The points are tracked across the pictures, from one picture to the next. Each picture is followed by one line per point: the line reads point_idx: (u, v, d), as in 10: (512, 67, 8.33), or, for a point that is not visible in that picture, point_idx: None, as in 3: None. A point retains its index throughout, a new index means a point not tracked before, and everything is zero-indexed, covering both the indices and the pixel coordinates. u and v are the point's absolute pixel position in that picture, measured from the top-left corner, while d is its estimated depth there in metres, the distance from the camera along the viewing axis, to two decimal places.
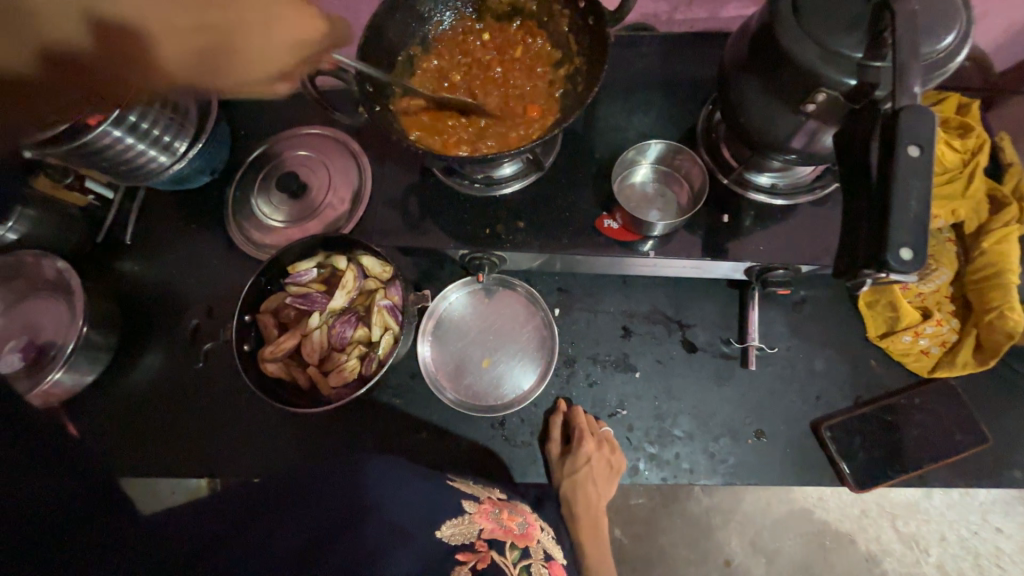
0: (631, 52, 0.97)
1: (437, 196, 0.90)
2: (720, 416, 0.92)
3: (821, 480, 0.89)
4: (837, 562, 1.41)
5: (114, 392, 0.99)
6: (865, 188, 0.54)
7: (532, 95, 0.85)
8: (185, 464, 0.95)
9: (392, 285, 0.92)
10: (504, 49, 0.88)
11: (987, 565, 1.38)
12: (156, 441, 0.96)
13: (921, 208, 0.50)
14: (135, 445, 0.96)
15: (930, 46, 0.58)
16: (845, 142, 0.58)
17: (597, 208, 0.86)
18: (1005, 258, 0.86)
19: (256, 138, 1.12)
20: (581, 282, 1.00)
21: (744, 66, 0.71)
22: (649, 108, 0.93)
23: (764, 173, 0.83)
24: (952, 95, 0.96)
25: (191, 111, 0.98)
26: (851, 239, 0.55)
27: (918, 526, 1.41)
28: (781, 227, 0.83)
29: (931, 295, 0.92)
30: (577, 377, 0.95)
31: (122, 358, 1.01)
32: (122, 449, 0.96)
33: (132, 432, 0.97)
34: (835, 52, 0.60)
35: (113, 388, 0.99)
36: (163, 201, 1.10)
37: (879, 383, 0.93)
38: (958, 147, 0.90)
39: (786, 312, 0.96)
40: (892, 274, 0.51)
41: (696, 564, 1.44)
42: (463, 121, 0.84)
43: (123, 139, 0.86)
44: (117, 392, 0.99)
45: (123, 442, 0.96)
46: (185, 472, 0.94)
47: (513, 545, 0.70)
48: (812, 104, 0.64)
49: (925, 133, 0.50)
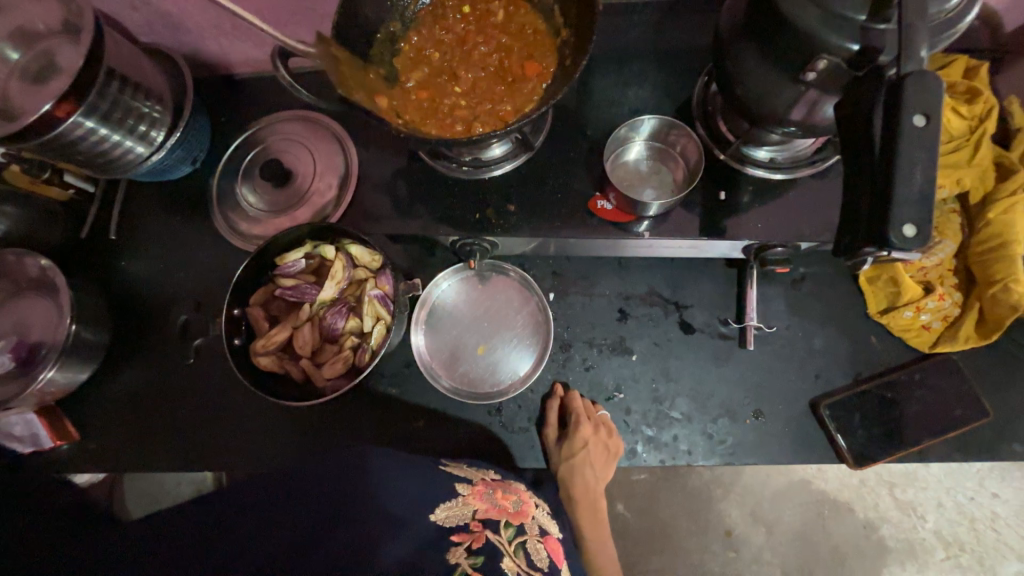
0: (622, 22, 0.92)
1: (424, 181, 0.87)
2: (718, 397, 0.91)
3: (820, 456, 0.89)
4: (835, 531, 1.43)
5: (109, 391, 0.98)
6: (868, 163, 0.51)
7: (521, 70, 0.80)
8: (184, 460, 0.95)
9: (382, 273, 0.90)
10: (487, 20, 0.83)
11: (983, 529, 1.40)
12: (155, 436, 0.96)
13: (927, 181, 0.47)
14: (133, 442, 0.96)
15: (937, 7, 0.54)
16: (848, 112, 0.55)
17: (590, 189, 0.83)
18: (1013, 229, 0.84)
19: (236, 125, 1.08)
20: (575, 266, 0.98)
21: (741, 33, 0.66)
22: (643, 82, 0.89)
23: (762, 147, 0.80)
24: (959, 58, 0.91)
25: (166, 98, 0.94)
26: (853, 215, 0.53)
27: (915, 493, 1.43)
28: (780, 203, 0.80)
29: (933, 269, 0.90)
30: (574, 362, 0.94)
31: (116, 355, 1.00)
32: (121, 445, 0.96)
33: (130, 429, 0.97)
34: (836, 14, 0.56)
35: (108, 386, 0.99)
36: (145, 194, 1.07)
37: (879, 360, 0.91)
38: (965, 114, 0.86)
39: (785, 290, 0.94)
40: (894, 252, 0.49)
41: (697, 535, 1.46)
42: (447, 101, 0.80)
43: (96, 129, 0.83)
44: (112, 390, 0.98)
45: (121, 438, 0.96)
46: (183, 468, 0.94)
47: (507, 523, 0.71)
48: (813, 72, 0.60)
49: (933, 101, 0.47)
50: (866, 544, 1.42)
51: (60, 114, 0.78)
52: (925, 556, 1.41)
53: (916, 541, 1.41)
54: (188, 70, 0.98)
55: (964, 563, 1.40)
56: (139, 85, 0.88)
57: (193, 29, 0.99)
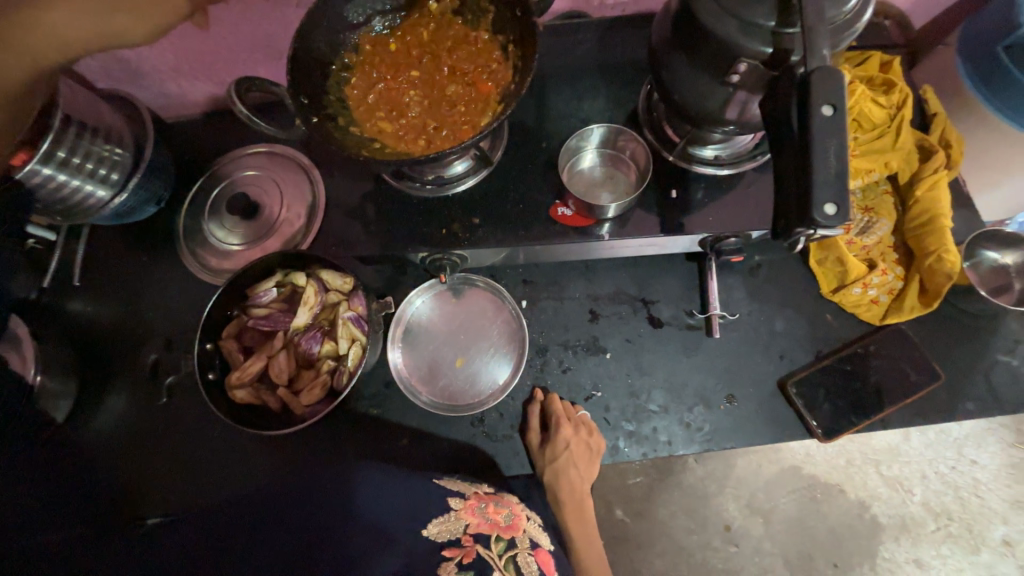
0: (568, 41, 0.98)
1: (390, 202, 0.89)
2: (692, 386, 0.95)
3: (792, 435, 0.93)
4: (829, 513, 1.46)
5: (80, 441, 0.95)
6: (789, 150, 0.56)
7: (474, 89, 0.85)
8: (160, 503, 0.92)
9: (354, 295, 0.91)
10: (431, 47, 0.88)
11: (967, 496, 1.46)
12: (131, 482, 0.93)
13: (839, 164, 0.52)
14: (111, 489, 0.93)
15: (837, 9, 0.60)
16: (770, 107, 0.60)
17: (550, 197, 0.87)
18: (937, 203, 0.92)
19: (200, 163, 1.09)
20: (544, 273, 1.01)
21: (672, 45, 0.72)
22: (593, 95, 0.95)
23: (707, 146, 0.86)
24: (874, 54, 1.00)
25: (126, 139, 0.95)
26: (784, 200, 0.57)
27: (900, 468, 1.48)
28: (726, 197, 0.86)
29: (874, 246, 0.97)
30: (551, 365, 0.96)
31: (89, 403, 0.97)
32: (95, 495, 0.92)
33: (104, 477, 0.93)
34: (750, 22, 0.62)
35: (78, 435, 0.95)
36: (109, 237, 1.06)
37: (837, 336, 0.96)
38: (884, 103, 0.94)
39: (744, 278, 0.99)
40: (820, 230, 0.54)
41: (697, 532, 1.47)
42: (406, 125, 0.84)
43: (54, 176, 0.82)
44: (85, 440, 0.95)
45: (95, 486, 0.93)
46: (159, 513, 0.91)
47: (498, 537, 0.71)
48: (736, 74, 0.65)
49: (837, 93, 0.52)
50: (859, 522, 1.46)
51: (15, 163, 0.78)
52: (917, 529, 1.45)
53: (906, 515, 1.46)
54: (147, 111, 0.99)
55: (954, 532, 1.44)
56: (97, 129, 0.88)
57: (150, 73, 1.01)
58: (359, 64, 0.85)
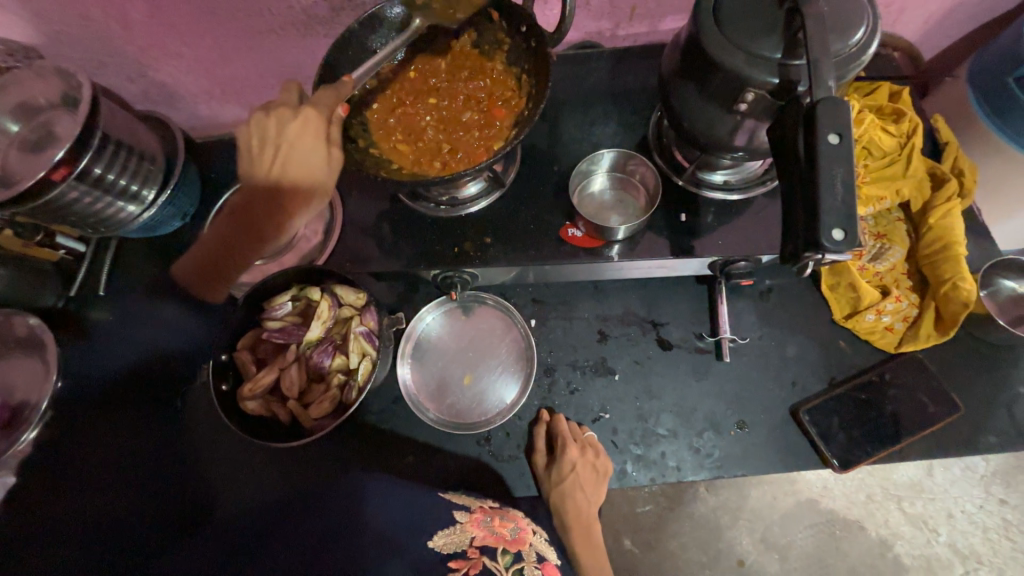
0: (581, 68, 1.01)
1: (406, 221, 0.92)
2: (701, 410, 0.93)
3: (806, 464, 0.90)
4: (849, 551, 1.40)
5: (103, 437, 0.96)
6: (797, 177, 0.57)
7: (490, 116, 0.88)
8: (177, 516, 0.89)
9: (367, 310, 0.93)
10: (450, 76, 0.92)
11: (996, 538, 1.39)
12: (151, 488, 0.92)
13: (847, 190, 0.53)
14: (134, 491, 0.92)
15: (842, 43, 0.63)
16: (777, 135, 0.61)
17: (561, 219, 0.89)
18: (950, 231, 0.91)
19: (225, 181, 1.14)
20: (554, 292, 1.02)
21: (681, 75, 0.74)
22: (605, 121, 0.97)
23: (716, 172, 0.87)
24: (883, 84, 1.01)
25: (158, 157, 1.00)
26: (792, 225, 0.58)
27: (924, 506, 1.42)
28: (736, 221, 0.86)
29: (887, 273, 0.97)
30: (559, 385, 0.96)
31: (79, 421, 0.97)
32: (127, 496, 0.91)
33: (126, 485, 0.92)
34: (757, 54, 0.64)
35: (73, 456, 0.94)
36: (132, 249, 1.10)
37: (850, 363, 0.95)
38: (893, 132, 0.95)
39: (754, 301, 0.99)
40: (829, 254, 0.54)
41: (709, 566, 1.42)
42: (423, 149, 0.87)
43: (88, 190, 0.86)
44: (107, 441, 0.95)
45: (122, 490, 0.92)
46: (174, 530, 0.86)
47: (504, 550, 0.70)
48: (744, 103, 0.67)
49: (843, 122, 0.54)
50: (882, 562, 1.39)
51: (56, 178, 0.81)
52: (943, 571, 1.38)
53: (931, 557, 1.39)
54: (177, 131, 1.05)
55: None
56: (133, 148, 0.93)
57: (185, 96, 1.09)
58: (387, 91, 0.90)
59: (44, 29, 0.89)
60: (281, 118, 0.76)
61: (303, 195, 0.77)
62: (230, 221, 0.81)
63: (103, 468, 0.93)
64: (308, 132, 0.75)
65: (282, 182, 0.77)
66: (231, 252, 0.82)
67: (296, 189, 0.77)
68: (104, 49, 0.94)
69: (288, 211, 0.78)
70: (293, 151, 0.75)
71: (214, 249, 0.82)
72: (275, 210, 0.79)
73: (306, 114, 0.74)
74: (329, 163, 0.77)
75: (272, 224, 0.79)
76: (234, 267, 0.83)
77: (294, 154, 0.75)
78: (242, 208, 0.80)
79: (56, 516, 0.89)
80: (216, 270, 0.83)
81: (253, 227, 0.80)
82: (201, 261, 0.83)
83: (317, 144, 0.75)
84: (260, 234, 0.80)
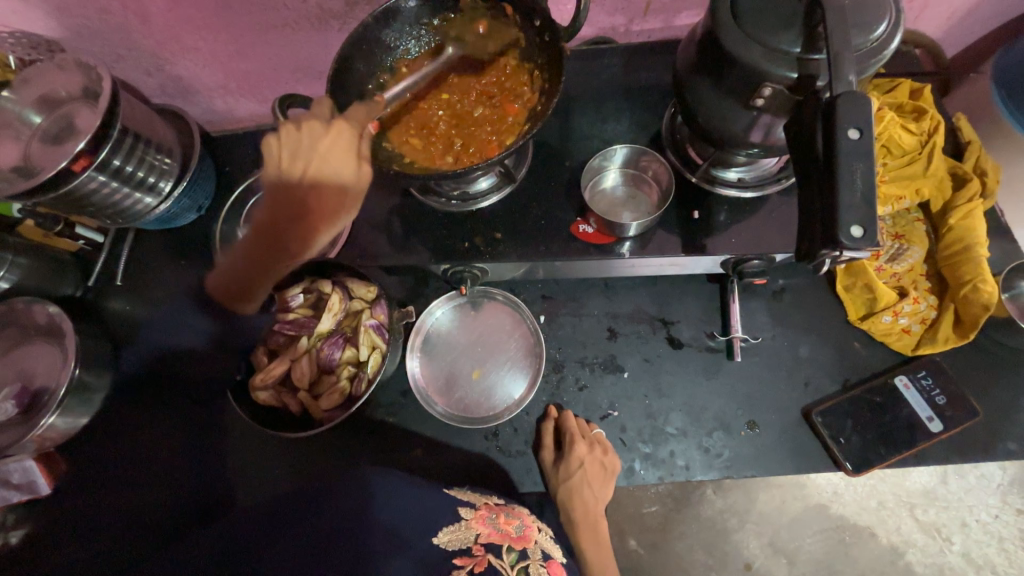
0: (594, 64, 1.01)
1: (417, 215, 0.92)
2: (711, 410, 0.92)
3: (817, 467, 0.89)
4: (859, 558, 1.38)
5: (125, 426, 0.99)
6: (815, 172, 0.56)
7: (502, 111, 0.88)
8: (196, 506, 0.92)
9: (377, 303, 0.93)
10: (461, 72, 0.92)
11: (1013, 548, 1.35)
12: (170, 477, 0.95)
13: (866, 186, 0.52)
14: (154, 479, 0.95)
15: (862, 38, 0.61)
16: (795, 131, 0.60)
17: (573, 214, 0.89)
18: (972, 232, 0.89)
19: (240, 174, 1.15)
20: (563, 288, 1.02)
21: (697, 70, 0.73)
22: (618, 117, 0.97)
23: (731, 169, 0.86)
24: (904, 81, 0.99)
25: (175, 150, 1.01)
26: (808, 222, 0.57)
27: (937, 514, 1.39)
28: (751, 219, 0.85)
29: (904, 274, 0.95)
30: (567, 382, 0.96)
31: (107, 414, 1.00)
32: (149, 484, 0.95)
33: (148, 472, 0.96)
34: (775, 48, 0.63)
35: (98, 443, 0.98)
36: (148, 240, 1.11)
37: (864, 365, 0.94)
38: (914, 130, 0.93)
39: (767, 301, 0.98)
40: (847, 252, 0.53)
41: (715, 568, 1.41)
42: (435, 143, 0.87)
43: (107, 182, 0.88)
44: (129, 430, 0.99)
45: (144, 477, 0.95)
46: (194, 520, 0.91)
47: (509, 547, 0.72)
48: (761, 99, 0.66)
49: (863, 116, 0.53)
50: (892, 570, 1.37)
51: (76, 169, 0.83)
52: None
53: (943, 566, 1.37)
54: (194, 124, 1.06)
55: None
56: (150, 140, 0.94)
57: (201, 90, 1.10)
58: (405, 97, 0.87)
59: (65, 23, 0.91)
60: (312, 129, 0.75)
61: (333, 206, 0.77)
62: (256, 232, 0.78)
63: (125, 456, 0.97)
64: (340, 145, 0.76)
65: (311, 194, 0.76)
66: (260, 264, 0.80)
67: (326, 202, 0.76)
68: (123, 43, 0.96)
69: (316, 222, 0.77)
70: (325, 163, 0.75)
71: (244, 260, 0.80)
72: (305, 221, 0.78)
73: (338, 129, 0.75)
74: (358, 173, 0.77)
75: (301, 237, 0.78)
76: (259, 280, 0.81)
77: (325, 164, 0.75)
78: (268, 218, 0.78)
79: (87, 499, 0.95)
80: (245, 283, 0.80)
81: (283, 238, 0.78)
82: (231, 278, 0.81)
83: (349, 157, 0.76)
84: (285, 247, 0.79)
